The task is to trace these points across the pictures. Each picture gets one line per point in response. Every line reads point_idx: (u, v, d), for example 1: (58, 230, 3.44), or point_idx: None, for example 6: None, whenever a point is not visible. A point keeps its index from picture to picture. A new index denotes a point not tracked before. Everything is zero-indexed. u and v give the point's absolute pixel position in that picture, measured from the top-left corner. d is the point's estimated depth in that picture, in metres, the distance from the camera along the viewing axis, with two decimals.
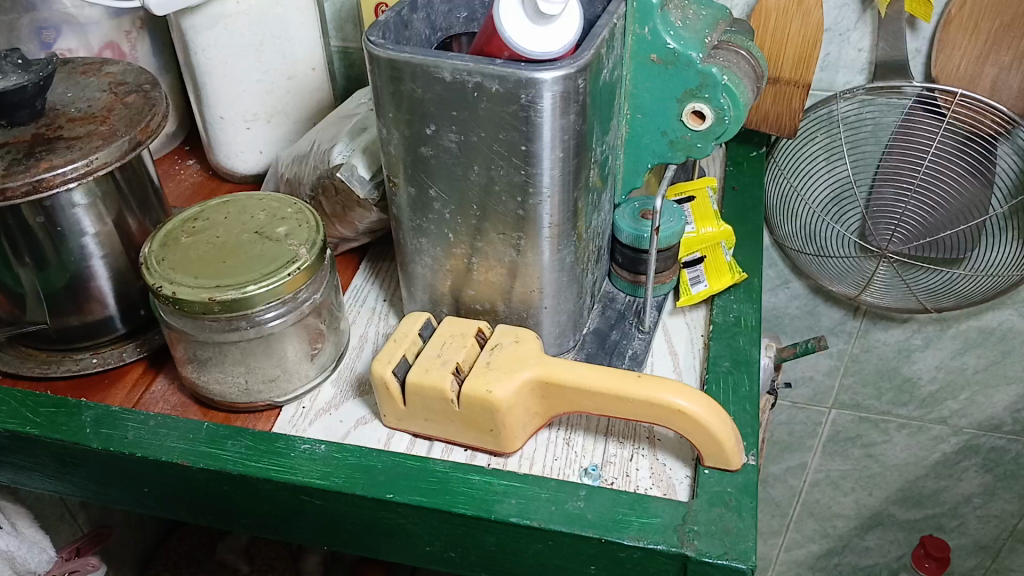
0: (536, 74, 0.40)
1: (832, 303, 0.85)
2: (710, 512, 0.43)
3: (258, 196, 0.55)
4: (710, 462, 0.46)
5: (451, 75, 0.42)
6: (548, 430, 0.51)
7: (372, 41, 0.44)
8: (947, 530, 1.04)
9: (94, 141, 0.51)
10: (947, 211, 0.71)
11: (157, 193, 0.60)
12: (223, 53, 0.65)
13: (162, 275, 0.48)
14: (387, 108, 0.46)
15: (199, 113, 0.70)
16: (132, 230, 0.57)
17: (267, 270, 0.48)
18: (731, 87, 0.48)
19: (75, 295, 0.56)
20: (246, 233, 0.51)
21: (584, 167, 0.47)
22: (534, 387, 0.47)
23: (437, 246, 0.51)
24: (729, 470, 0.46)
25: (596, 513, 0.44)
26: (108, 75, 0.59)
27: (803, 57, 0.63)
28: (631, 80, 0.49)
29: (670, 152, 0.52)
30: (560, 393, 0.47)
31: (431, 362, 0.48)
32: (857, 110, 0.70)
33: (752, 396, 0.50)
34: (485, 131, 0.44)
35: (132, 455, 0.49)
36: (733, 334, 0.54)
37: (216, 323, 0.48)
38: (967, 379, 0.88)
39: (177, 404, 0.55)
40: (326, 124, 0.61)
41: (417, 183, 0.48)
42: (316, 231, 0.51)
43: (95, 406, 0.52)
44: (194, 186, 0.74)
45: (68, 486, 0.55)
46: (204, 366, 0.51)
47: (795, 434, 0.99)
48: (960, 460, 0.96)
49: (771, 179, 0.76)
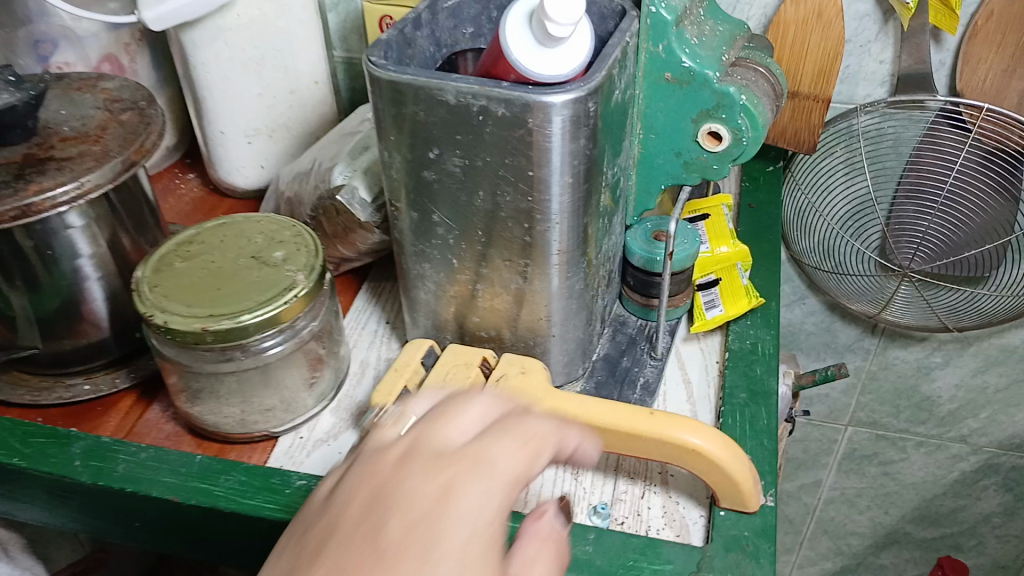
0: (544, 98, 0.38)
1: (849, 320, 0.82)
2: (726, 558, 0.41)
3: (256, 218, 0.53)
4: (726, 504, 0.43)
5: (455, 97, 0.40)
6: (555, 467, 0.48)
7: (373, 61, 0.42)
8: (966, 550, 1.01)
9: (87, 162, 0.49)
10: (970, 230, 0.68)
11: (153, 211, 0.58)
12: (223, 66, 0.63)
13: (154, 304, 0.46)
14: (388, 131, 0.44)
15: (199, 127, 0.68)
16: (127, 250, 0.55)
17: (263, 298, 0.46)
18: (750, 107, 0.45)
19: (68, 319, 0.54)
20: (242, 257, 0.49)
21: (594, 192, 0.44)
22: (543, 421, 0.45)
23: (440, 272, 0.49)
24: (746, 512, 0.43)
25: (606, 559, 0.41)
26: (103, 91, 0.57)
27: (822, 72, 0.61)
28: (643, 99, 0.47)
29: (684, 174, 0.50)
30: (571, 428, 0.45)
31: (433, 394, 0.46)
32: (877, 123, 0.67)
33: (770, 430, 0.48)
34: (491, 156, 0.42)
35: (122, 490, 0.47)
36: (750, 361, 0.52)
37: (209, 353, 0.46)
38: (987, 398, 0.85)
39: (171, 433, 0.53)
40: (328, 141, 0.59)
41: (419, 208, 0.46)
42: (315, 256, 0.49)
43: (86, 436, 0.50)
44: (193, 201, 0.72)
45: (58, 518, 0.53)
46: (198, 397, 0.49)
47: (809, 451, 0.97)
48: (980, 479, 0.93)
49: (788, 194, 0.74)
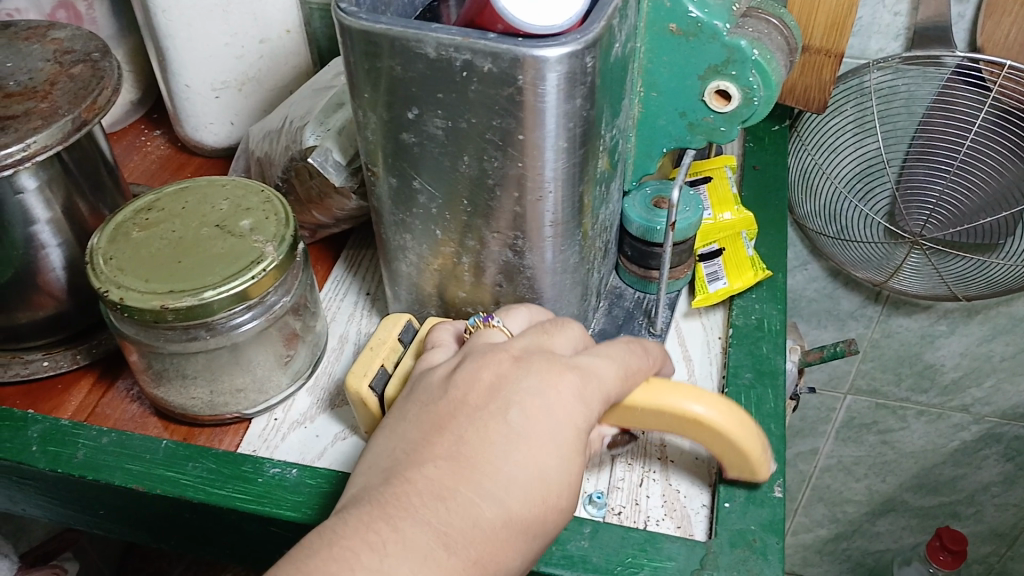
0: (535, 52, 0.34)
1: (852, 286, 0.79)
2: (731, 555, 0.38)
3: (222, 182, 0.48)
4: (734, 472, 0.40)
5: (435, 50, 0.36)
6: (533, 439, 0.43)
7: (343, 8, 0.37)
8: (963, 517, 1.00)
9: (33, 121, 0.45)
10: (984, 194, 0.64)
11: (112, 173, 0.54)
12: (187, 15, 0.58)
13: (109, 279, 0.42)
14: (363, 88, 0.39)
15: (164, 81, 0.63)
16: (84, 216, 0.51)
17: (228, 272, 0.42)
18: (763, 63, 0.41)
19: (21, 292, 0.50)
20: (206, 226, 0.45)
21: (591, 157, 0.40)
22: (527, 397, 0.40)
23: (423, 243, 0.45)
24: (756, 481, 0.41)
25: (603, 556, 0.38)
26: (54, 42, 0.52)
27: (835, 23, 0.56)
28: (646, 53, 0.43)
29: (689, 136, 0.45)
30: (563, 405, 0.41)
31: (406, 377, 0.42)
32: (890, 80, 0.63)
33: (778, 414, 0.45)
34: (476, 117, 0.37)
35: (81, 479, 0.43)
36: (757, 339, 0.49)
37: (172, 332, 0.42)
38: (993, 367, 0.82)
39: (136, 414, 0.49)
40: (300, 97, 0.54)
41: (399, 174, 0.42)
42: (286, 225, 0.45)
43: (43, 419, 0.47)
44: (160, 161, 0.67)
45: (18, 503, 0.50)
46: (162, 377, 0.45)
47: (807, 418, 0.95)
48: (981, 448, 0.91)
49: (793, 154, 0.70)
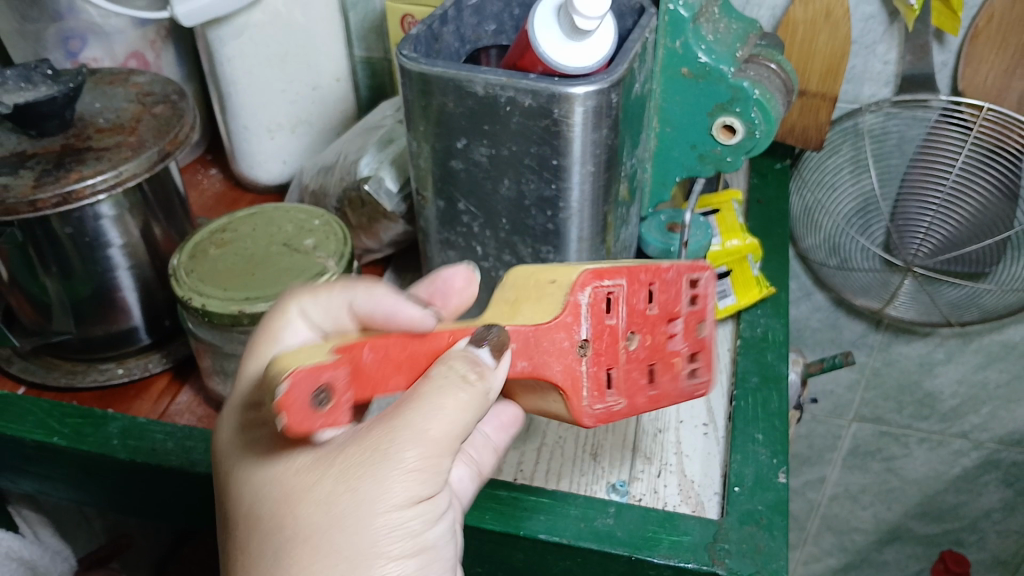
0: (569, 89, 0.40)
1: (854, 315, 0.84)
2: (741, 531, 0.43)
3: (285, 207, 0.54)
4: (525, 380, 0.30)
5: (484, 89, 0.42)
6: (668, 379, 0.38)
7: (404, 54, 0.44)
8: (967, 545, 1.03)
9: (123, 152, 0.51)
10: (972, 225, 0.70)
11: (182, 202, 0.60)
12: (249, 63, 0.65)
13: (190, 287, 0.48)
14: (418, 121, 0.46)
15: (224, 123, 0.70)
16: (158, 239, 0.57)
17: (296, 282, 0.48)
18: (763, 101, 0.47)
19: (101, 305, 0.56)
20: (275, 244, 0.51)
21: (614, 181, 0.46)
22: (494, 424, 0.46)
23: (465, 258, 0.51)
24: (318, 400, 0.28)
25: (626, 532, 0.43)
26: (135, 86, 0.59)
27: (830, 69, 0.63)
28: (661, 93, 0.49)
29: (699, 166, 0.51)
30: (500, 436, 0.46)
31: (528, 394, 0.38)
32: (883, 122, 0.69)
33: (781, 413, 0.50)
34: (516, 145, 0.44)
35: (159, 466, 0.49)
36: (761, 349, 0.55)
37: (244, 335, 0.48)
38: (989, 394, 0.87)
39: (202, 416, 0.56)
40: (352, 136, 0.62)
41: (446, 197, 0.48)
42: (344, 243, 0.51)
43: (122, 417, 0.52)
44: (216, 196, 0.74)
45: (91, 496, 0.55)
46: (230, 378, 0.51)
47: (814, 447, 1.00)
48: (981, 475, 0.95)
49: (796, 190, 0.77)
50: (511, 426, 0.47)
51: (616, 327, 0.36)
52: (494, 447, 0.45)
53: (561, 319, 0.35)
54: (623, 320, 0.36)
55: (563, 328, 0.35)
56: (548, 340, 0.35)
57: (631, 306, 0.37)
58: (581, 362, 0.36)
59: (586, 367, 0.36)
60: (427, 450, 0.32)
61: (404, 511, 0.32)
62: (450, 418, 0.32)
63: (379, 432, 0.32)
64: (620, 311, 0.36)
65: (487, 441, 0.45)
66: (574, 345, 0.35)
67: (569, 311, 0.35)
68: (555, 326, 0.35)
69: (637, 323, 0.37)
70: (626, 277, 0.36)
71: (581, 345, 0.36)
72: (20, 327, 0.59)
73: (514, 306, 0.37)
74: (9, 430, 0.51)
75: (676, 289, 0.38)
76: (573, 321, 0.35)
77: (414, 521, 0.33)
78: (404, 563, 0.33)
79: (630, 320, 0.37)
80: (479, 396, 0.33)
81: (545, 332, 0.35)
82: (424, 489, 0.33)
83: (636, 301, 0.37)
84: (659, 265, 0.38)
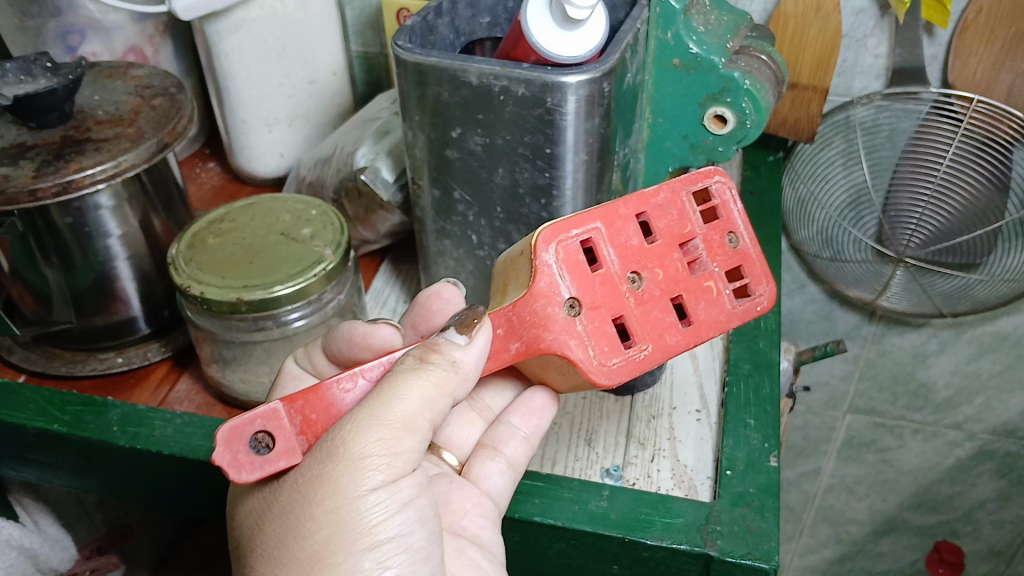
0: (561, 78, 0.41)
1: (847, 307, 0.85)
2: (732, 512, 0.44)
3: (283, 198, 0.55)
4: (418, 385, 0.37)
5: (478, 78, 0.43)
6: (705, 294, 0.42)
7: (399, 45, 0.45)
8: (961, 535, 1.04)
9: (123, 143, 0.52)
10: (963, 216, 0.70)
11: (181, 194, 0.61)
12: (246, 57, 0.65)
13: (190, 276, 0.48)
14: (413, 111, 0.47)
15: (222, 117, 0.70)
16: (157, 230, 0.58)
17: (294, 271, 0.48)
18: (754, 91, 0.48)
19: (100, 295, 0.56)
20: (272, 234, 0.52)
21: (607, 170, 0.47)
22: (523, 414, 0.46)
23: (461, 247, 0.52)
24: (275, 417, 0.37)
25: (619, 514, 0.44)
26: (134, 79, 0.59)
27: (821, 62, 0.64)
28: (653, 84, 0.50)
29: (691, 156, 0.52)
30: (529, 424, 0.46)
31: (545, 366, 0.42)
32: (874, 115, 0.70)
33: (773, 398, 0.51)
34: (510, 135, 0.44)
35: (158, 452, 0.50)
36: (754, 337, 0.56)
37: (242, 323, 0.49)
38: (982, 384, 0.88)
39: (201, 404, 0.56)
40: (349, 128, 0.62)
41: (442, 186, 0.49)
42: (341, 233, 0.52)
43: (122, 404, 0.53)
44: (214, 190, 0.74)
45: (91, 483, 0.56)
46: (228, 366, 0.52)
47: (809, 438, 1.01)
48: (975, 465, 0.96)
49: (789, 183, 0.77)
50: (542, 410, 0.46)
51: (609, 275, 0.40)
52: (522, 437, 0.46)
53: (537, 287, 0.39)
54: (618, 262, 0.40)
55: (544, 296, 0.39)
56: (529, 313, 0.39)
57: (619, 245, 0.41)
58: (578, 323, 0.39)
59: (585, 325, 0.39)
60: (380, 435, 0.35)
61: (371, 496, 0.36)
62: (401, 405, 0.36)
63: (329, 441, 0.36)
64: (606, 254, 0.40)
65: (516, 432, 0.46)
66: (561, 309, 0.39)
67: (543, 275, 0.39)
68: (535, 296, 0.39)
69: (635, 260, 0.41)
70: (601, 221, 0.40)
71: (569, 305, 0.40)
72: (21, 318, 0.59)
73: (504, 290, 0.42)
74: (11, 418, 0.52)
75: (677, 210, 0.42)
76: (552, 285, 0.39)
77: (383, 507, 0.36)
78: (385, 548, 0.36)
79: (623, 260, 0.41)
80: (442, 386, 0.37)
81: (525, 307, 0.39)
82: (386, 472, 0.36)
83: (624, 239, 0.41)
84: (643, 195, 0.42)
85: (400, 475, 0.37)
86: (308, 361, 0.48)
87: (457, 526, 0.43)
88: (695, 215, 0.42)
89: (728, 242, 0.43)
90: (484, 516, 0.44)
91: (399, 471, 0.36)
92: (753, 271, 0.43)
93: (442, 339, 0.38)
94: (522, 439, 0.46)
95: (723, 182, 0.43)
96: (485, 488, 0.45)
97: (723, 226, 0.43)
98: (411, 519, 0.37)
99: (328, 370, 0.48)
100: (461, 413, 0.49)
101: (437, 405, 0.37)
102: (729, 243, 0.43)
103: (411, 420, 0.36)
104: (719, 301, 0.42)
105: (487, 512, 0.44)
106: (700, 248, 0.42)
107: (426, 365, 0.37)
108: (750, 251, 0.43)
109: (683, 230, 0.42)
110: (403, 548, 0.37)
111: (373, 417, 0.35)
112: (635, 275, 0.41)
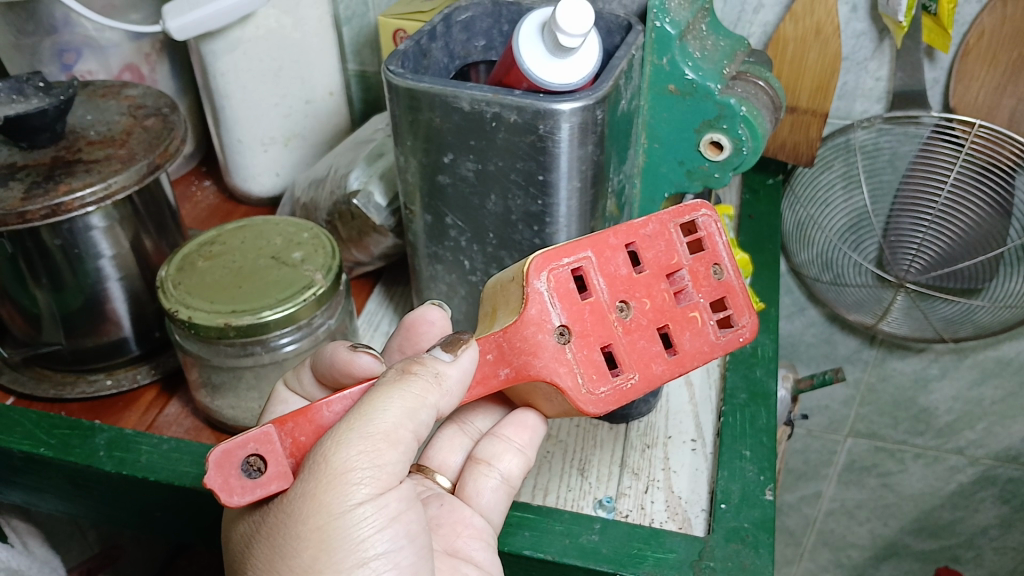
0: (553, 106, 0.40)
1: (848, 331, 0.84)
2: (726, 548, 0.43)
3: (275, 220, 0.55)
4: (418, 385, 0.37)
5: (469, 105, 0.42)
6: (688, 335, 0.41)
7: (391, 70, 0.44)
8: (964, 562, 1.03)
9: (113, 165, 0.51)
10: (966, 241, 0.69)
11: (173, 215, 0.60)
12: (243, 76, 0.65)
13: (178, 300, 0.48)
14: (405, 136, 0.46)
15: (218, 136, 0.70)
16: (148, 251, 0.57)
17: (284, 295, 0.48)
18: (750, 118, 0.47)
19: (90, 317, 0.56)
20: (263, 257, 0.51)
21: (601, 197, 0.46)
22: (516, 428, 0.44)
23: (453, 272, 0.52)
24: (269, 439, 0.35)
25: (611, 548, 0.43)
26: (128, 99, 0.59)
27: (821, 86, 0.64)
28: (649, 110, 0.49)
29: (687, 182, 0.51)
30: (523, 438, 0.44)
31: (536, 393, 0.41)
32: (875, 139, 0.69)
33: (769, 428, 0.50)
34: (502, 161, 0.44)
35: (144, 478, 0.49)
36: (750, 364, 0.55)
37: (230, 349, 0.49)
38: (984, 410, 0.86)
39: (190, 428, 0.56)
40: (343, 149, 0.62)
41: (434, 211, 0.49)
42: (332, 257, 0.51)
43: (109, 429, 0.52)
44: (209, 209, 0.74)
45: (77, 507, 0.55)
46: (218, 391, 0.52)
47: (809, 462, 1.00)
48: (977, 491, 0.94)
49: (789, 207, 0.76)
50: (533, 429, 0.44)
51: (599, 303, 0.40)
52: (517, 450, 0.44)
53: (528, 314, 0.39)
54: (606, 291, 0.40)
55: (535, 323, 0.39)
56: (520, 339, 0.39)
57: (609, 274, 0.40)
58: (568, 351, 0.39)
59: (575, 353, 0.39)
60: (363, 447, 0.35)
61: (360, 509, 0.35)
62: (382, 418, 0.35)
63: (312, 458, 0.35)
64: (596, 282, 0.40)
65: (509, 446, 0.44)
66: (551, 336, 0.39)
67: (534, 302, 0.39)
68: (525, 323, 0.39)
69: (624, 288, 0.40)
70: (591, 249, 0.40)
71: (560, 332, 0.39)
72: (11, 338, 0.59)
73: (493, 316, 0.41)
74: None
75: (665, 241, 0.42)
76: (542, 311, 0.39)
77: (371, 522, 0.35)
78: (374, 565, 0.35)
79: (612, 289, 0.40)
80: (423, 398, 0.36)
81: (514, 333, 0.39)
82: (372, 485, 0.35)
83: (613, 267, 0.40)
84: (633, 225, 0.41)
85: (387, 489, 0.36)
86: (298, 382, 0.48)
87: (451, 547, 0.42)
88: (683, 245, 0.42)
89: (713, 273, 0.42)
90: (479, 538, 0.42)
91: (385, 484, 0.36)
92: (736, 302, 0.43)
93: (428, 355, 0.38)
94: (517, 452, 0.44)
95: (709, 216, 0.43)
96: (478, 508, 0.44)
97: (708, 257, 0.43)
98: (399, 535, 0.36)
99: (316, 392, 0.47)
100: (450, 435, 0.48)
101: (419, 415, 0.36)
102: (714, 275, 0.42)
103: (394, 431, 0.35)
104: (703, 332, 0.42)
105: (480, 534, 0.43)
106: (686, 278, 0.42)
107: (408, 376, 0.37)
108: (734, 283, 0.43)
109: (671, 261, 0.42)
110: (392, 565, 0.36)
111: (354, 430, 0.35)
112: (624, 304, 0.40)
